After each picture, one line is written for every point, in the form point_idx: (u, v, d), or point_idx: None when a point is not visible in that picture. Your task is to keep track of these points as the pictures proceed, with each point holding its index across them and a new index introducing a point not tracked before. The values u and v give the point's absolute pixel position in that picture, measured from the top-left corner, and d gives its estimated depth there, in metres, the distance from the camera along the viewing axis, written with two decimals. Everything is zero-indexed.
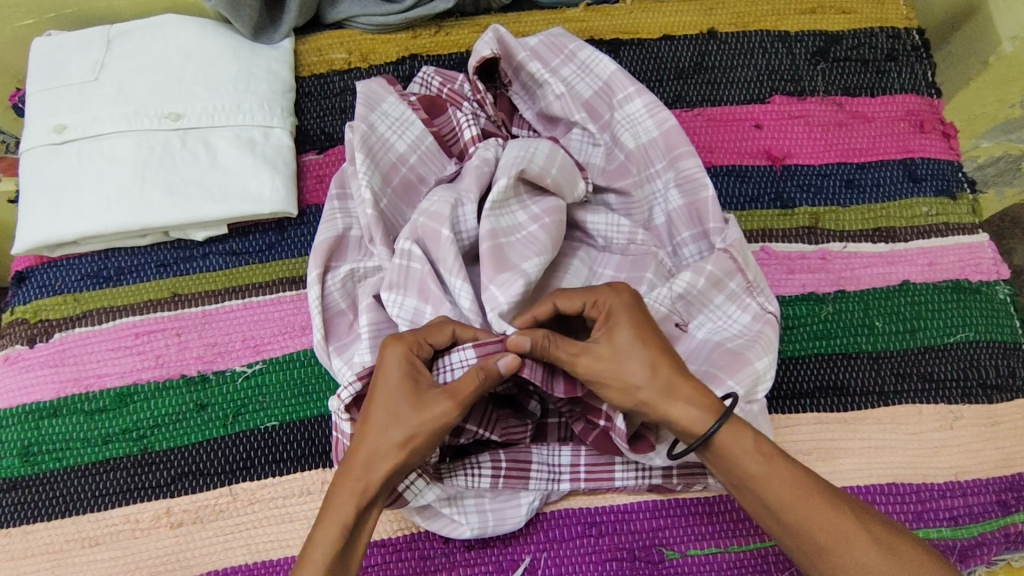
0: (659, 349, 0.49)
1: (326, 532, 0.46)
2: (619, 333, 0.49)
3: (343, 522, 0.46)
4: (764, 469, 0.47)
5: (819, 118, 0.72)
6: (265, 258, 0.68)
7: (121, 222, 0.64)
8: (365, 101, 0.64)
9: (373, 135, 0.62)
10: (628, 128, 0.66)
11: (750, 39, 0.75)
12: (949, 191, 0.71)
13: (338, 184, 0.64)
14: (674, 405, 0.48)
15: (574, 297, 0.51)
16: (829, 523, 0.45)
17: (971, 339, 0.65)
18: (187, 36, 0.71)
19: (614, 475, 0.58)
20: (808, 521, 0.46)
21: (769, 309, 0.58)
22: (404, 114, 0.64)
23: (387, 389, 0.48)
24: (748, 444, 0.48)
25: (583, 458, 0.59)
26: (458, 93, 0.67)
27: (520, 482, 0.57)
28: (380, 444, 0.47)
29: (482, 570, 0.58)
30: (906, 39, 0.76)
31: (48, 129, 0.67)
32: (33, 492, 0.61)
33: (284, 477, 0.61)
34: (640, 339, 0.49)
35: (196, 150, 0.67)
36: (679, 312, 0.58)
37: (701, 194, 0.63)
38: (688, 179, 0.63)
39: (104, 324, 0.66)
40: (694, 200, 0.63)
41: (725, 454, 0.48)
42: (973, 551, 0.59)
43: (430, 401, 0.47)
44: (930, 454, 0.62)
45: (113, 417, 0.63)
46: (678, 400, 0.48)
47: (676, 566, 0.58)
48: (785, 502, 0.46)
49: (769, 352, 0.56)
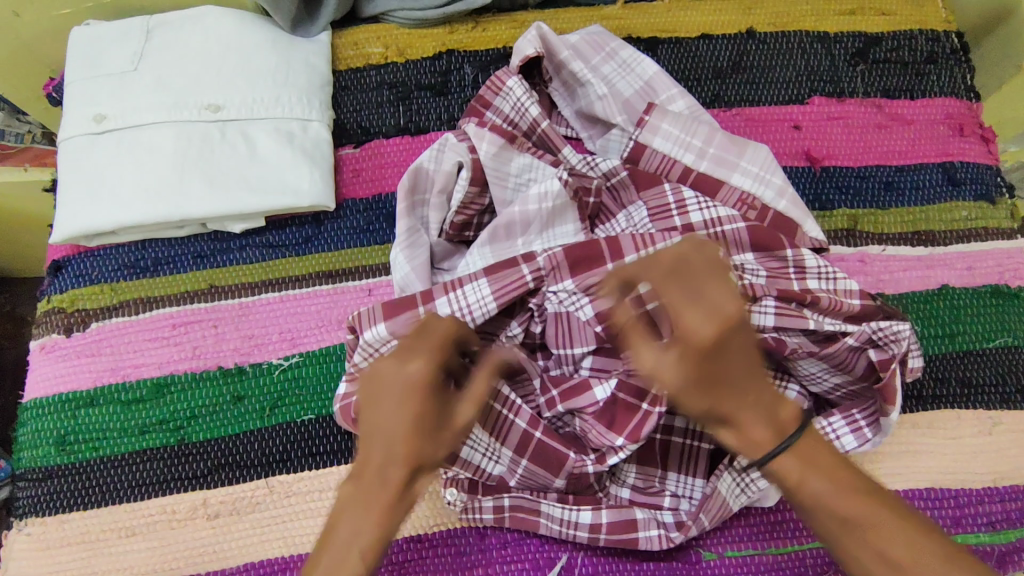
0: (750, 362, 0.46)
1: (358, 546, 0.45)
2: (700, 316, 0.44)
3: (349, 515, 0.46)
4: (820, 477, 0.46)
5: (858, 120, 0.72)
6: (302, 252, 0.68)
7: (160, 213, 0.64)
8: (503, 134, 0.62)
9: (508, 178, 0.63)
10: (689, 132, 0.64)
11: (789, 39, 0.74)
12: (988, 196, 0.70)
13: (436, 190, 0.63)
14: (763, 401, 0.47)
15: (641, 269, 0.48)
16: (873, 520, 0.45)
17: (1009, 345, 0.65)
18: (226, 27, 0.70)
19: (638, 536, 0.56)
20: (876, 537, 0.44)
21: (900, 329, 0.55)
22: (537, 159, 0.63)
23: (398, 370, 0.48)
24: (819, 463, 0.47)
25: (627, 493, 0.59)
26: (499, 80, 0.66)
27: (531, 521, 0.57)
28: (427, 455, 0.46)
29: (520, 567, 0.58)
30: (945, 42, 0.75)
31: (88, 119, 0.67)
32: (70, 481, 0.61)
33: (322, 470, 0.61)
34: (738, 346, 0.45)
35: (237, 143, 0.67)
36: (832, 322, 0.57)
37: (757, 184, 0.63)
38: (762, 173, 0.63)
39: (142, 314, 0.66)
40: (752, 190, 0.63)
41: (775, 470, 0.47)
42: (1011, 556, 0.59)
43: (458, 413, 0.49)
44: (970, 460, 0.61)
45: (150, 407, 0.63)
46: (739, 429, 0.46)
47: (713, 567, 0.58)
48: (841, 494, 0.46)
49: (891, 401, 0.55)
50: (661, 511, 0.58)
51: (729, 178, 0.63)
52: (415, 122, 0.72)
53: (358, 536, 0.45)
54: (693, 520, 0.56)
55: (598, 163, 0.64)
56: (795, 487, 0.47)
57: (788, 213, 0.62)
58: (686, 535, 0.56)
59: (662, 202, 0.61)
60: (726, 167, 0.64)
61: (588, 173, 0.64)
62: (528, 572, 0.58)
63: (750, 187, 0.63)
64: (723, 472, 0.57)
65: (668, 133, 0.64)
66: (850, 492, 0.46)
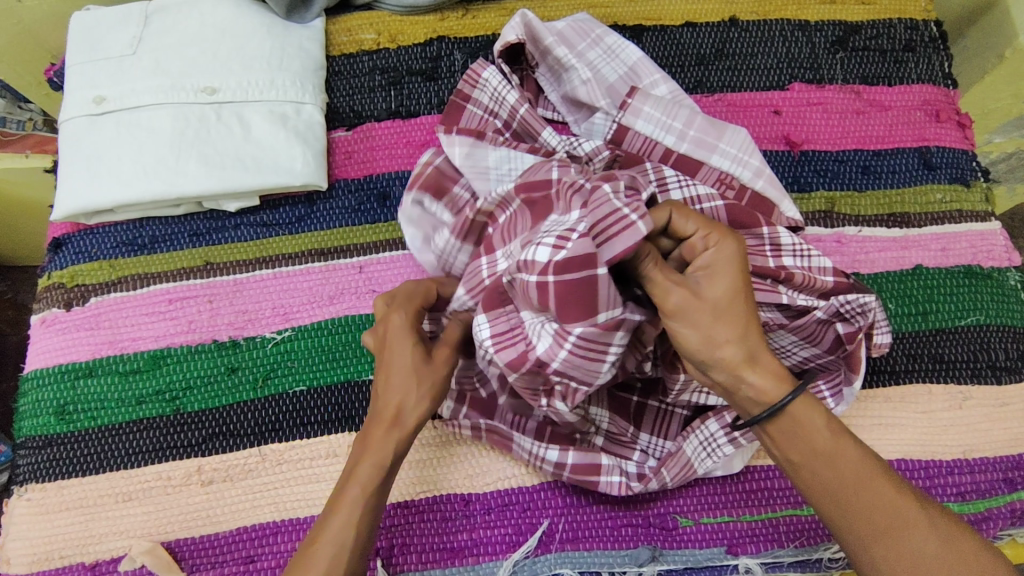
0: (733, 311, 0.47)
1: (360, 478, 0.50)
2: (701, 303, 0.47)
3: (375, 491, 0.50)
4: (846, 447, 0.47)
5: (837, 105, 0.74)
6: (294, 230, 0.70)
7: (157, 191, 0.66)
8: (471, 132, 0.65)
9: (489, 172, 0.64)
10: (671, 114, 0.66)
11: (771, 27, 0.76)
12: (962, 179, 0.72)
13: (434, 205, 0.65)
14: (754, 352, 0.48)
15: (694, 221, 0.50)
16: (860, 473, 0.47)
17: (980, 323, 0.67)
18: (222, 13, 0.73)
19: (598, 479, 0.59)
20: (867, 500, 0.46)
21: (867, 301, 0.57)
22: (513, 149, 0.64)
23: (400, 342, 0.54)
24: (820, 422, 0.48)
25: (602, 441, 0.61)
26: (475, 72, 0.69)
27: (502, 442, 0.60)
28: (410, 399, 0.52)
29: (502, 532, 0.60)
30: (924, 31, 0.77)
31: (88, 100, 0.69)
32: (68, 449, 0.64)
33: (311, 438, 0.63)
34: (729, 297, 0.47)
35: (231, 124, 0.69)
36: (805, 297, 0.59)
37: (734, 164, 0.65)
38: (739, 156, 0.65)
39: (139, 289, 0.68)
40: (730, 170, 0.65)
41: (802, 431, 0.48)
42: (979, 525, 0.61)
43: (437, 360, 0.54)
44: (940, 433, 0.63)
45: (146, 378, 0.65)
46: (755, 368, 0.47)
47: (689, 533, 0.60)
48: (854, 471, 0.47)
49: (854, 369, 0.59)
50: (626, 461, 0.60)
51: (708, 160, 0.65)
52: (406, 106, 0.74)
53: (361, 465, 0.51)
54: (654, 474, 0.59)
55: (581, 144, 0.65)
56: (825, 452, 0.47)
57: (766, 192, 0.65)
58: (646, 486, 0.59)
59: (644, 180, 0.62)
60: (705, 149, 0.66)
61: (573, 154, 0.65)
62: (510, 537, 0.60)
63: (728, 168, 0.65)
64: (691, 433, 0.60)
65: (650, 115, 0.66)
66: (833, 450, 0.47)
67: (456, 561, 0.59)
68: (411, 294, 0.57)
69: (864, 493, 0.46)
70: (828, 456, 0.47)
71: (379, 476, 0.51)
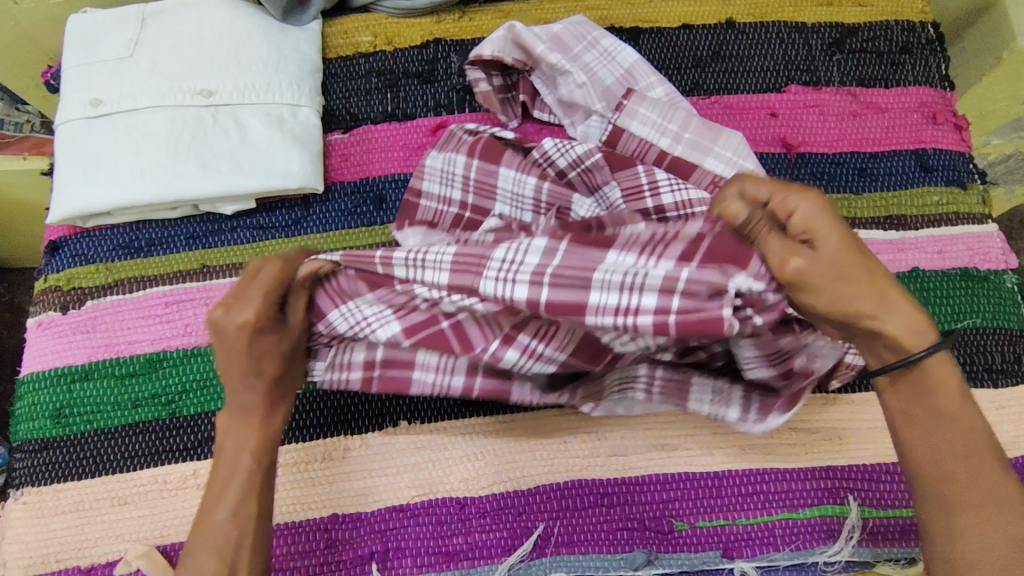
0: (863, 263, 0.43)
1: (246, 458, 0.51)
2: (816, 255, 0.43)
3: (256, 490, 0.50)
4: (970, 419, 0.46)
5: (834, 107, 0.74)
6: (291, 233, 0.70)
7: (154, 194, 0.66)
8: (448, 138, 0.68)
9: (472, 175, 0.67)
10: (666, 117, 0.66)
11: (768, 29, 0.76)
12: (959, 181, 0.72)
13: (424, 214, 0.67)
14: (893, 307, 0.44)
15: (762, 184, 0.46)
16: (965, 448, 0.45)
17: (977, 326, 0.67)
18: (219, 16, 0.73)
19: (510, 395, 0.58)
20: (966, 474, 0.45)
21: None
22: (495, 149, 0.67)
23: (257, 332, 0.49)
24: (952, 390, 0.46)
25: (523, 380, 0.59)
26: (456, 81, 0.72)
27: (402, 377, 0.58)
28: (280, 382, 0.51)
29: (497, 535, 0.60)
30: (920, 33, 0.77)
31: (84, 103, 0.69)
32: (64, 453, 0.64)
33: (306, 442, 0.63)
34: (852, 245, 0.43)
35: (228, 127, 0.69)
36: None
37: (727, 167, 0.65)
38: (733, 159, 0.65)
39: (135, 292, 0.68)
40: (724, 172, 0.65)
41: (927, 391, 0.46)
42: None
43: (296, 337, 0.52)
44: None
45: (143, 381, 0.65)
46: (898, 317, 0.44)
47: (684, 536, 0.60)
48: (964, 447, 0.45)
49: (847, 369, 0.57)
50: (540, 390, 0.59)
51: (702, 162, 0.65)
52: (402, 109, 0.74)
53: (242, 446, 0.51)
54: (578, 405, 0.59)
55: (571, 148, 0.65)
56: (947, 421, 0.46)
57: None
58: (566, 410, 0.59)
59: (635, 184, 0.63)
60: (699, 151, 0.66)
61: (561, 159, 0.66)
62: (506, 540, 0.60)
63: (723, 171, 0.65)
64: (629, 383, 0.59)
65: (645, 117, 0.66)
66: (954, 423, 0.46)
67: (451, 565, 0.59)
68: (276, 276, 0.50)
69: (962, 468, 0.45)
70: (944, 425, 0.46)
71: (265, 455, 0.51)
